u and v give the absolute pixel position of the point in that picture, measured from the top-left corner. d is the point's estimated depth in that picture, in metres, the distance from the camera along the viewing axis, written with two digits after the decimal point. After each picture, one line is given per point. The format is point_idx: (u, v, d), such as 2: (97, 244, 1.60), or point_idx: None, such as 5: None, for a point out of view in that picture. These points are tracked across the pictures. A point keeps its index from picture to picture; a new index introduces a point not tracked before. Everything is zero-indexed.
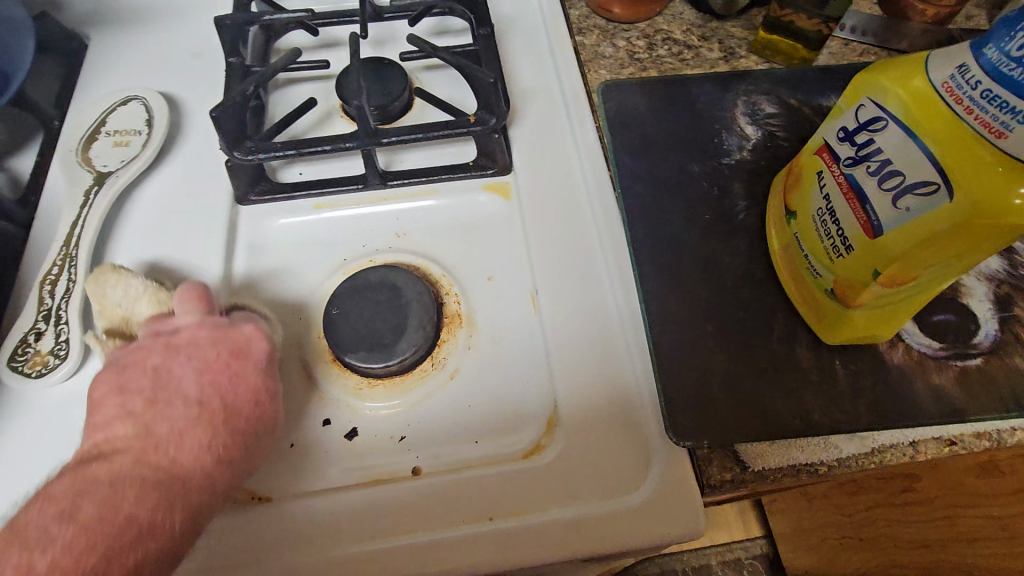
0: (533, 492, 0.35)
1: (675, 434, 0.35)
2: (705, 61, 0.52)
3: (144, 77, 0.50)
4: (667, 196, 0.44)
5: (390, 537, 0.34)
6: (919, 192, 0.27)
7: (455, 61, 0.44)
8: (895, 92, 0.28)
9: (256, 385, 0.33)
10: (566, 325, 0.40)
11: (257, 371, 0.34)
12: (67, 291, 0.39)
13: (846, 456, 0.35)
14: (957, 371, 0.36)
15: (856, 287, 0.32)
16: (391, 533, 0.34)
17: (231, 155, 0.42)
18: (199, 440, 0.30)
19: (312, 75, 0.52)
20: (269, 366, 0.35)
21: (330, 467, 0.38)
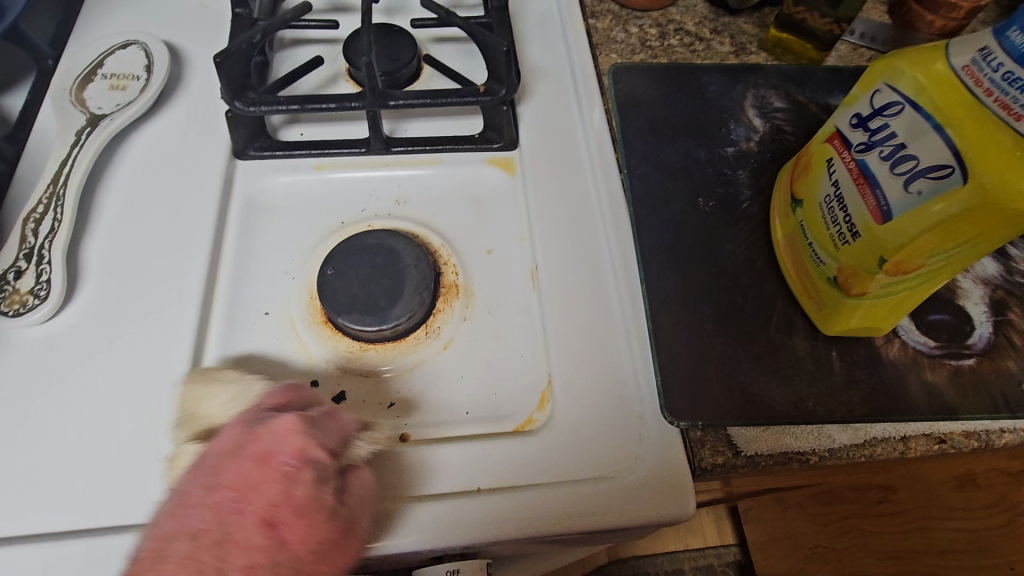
0: (522, 465, 0.35)
1: (672, 413, 0.35)
2: (715, 54, 0.52)
3: (145, 24, 0.49)
4: (672, 180, 0.44)
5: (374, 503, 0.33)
6: (933, 175, 0.27)
7: (467, 27, 0.44)
8: (914, 76, 0.28)
9: (269, 501, 0.26)
10: (565, 303, 0.39)
11: (278, 479, 0.27)
12: (52, 231, 0.38)
13: (837, 446, 0.35)
14: (951, 370, 0.36)
15: (860, 274, 0.32)
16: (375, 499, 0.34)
17: (232, 104, 0.41)
18: None
19: (319, 37, 0.51)
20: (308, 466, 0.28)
21: None
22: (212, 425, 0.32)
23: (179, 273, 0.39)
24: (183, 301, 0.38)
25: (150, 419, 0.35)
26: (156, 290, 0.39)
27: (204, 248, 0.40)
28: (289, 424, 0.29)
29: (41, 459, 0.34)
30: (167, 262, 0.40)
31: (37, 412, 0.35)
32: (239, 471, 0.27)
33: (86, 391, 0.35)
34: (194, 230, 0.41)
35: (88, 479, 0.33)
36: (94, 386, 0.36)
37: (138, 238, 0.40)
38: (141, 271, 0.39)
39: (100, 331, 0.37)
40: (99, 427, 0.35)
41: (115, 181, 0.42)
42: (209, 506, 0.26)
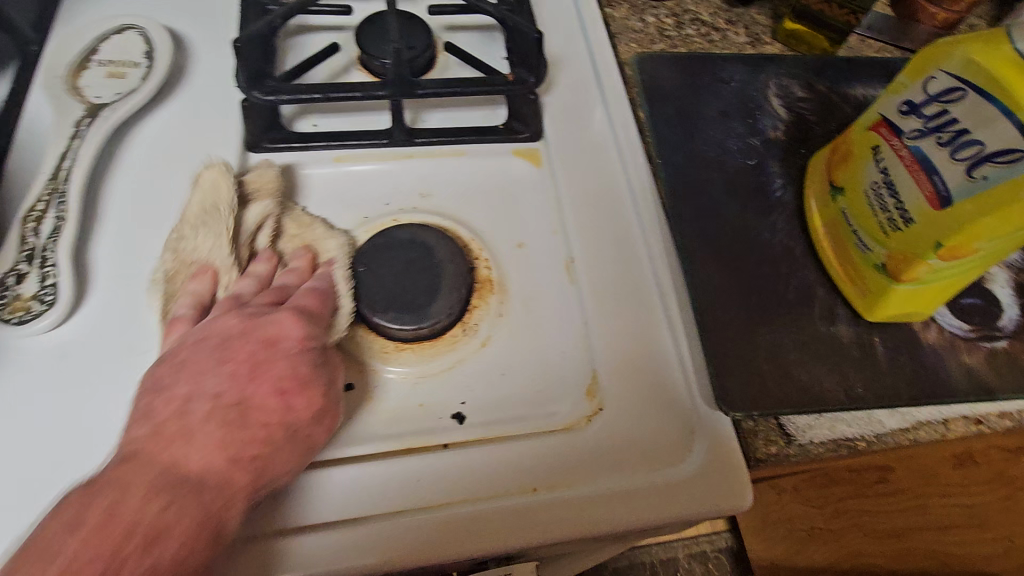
0: (573, 465, 0.34)
1: (726, 405, 0.34)
2: (732, 44, 0.52)
3: (142, 8, 0.45)
4: (705, 169, 0.43)
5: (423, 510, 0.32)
6: (1001, 160, 0.27)
7: (496, 11, 0.42)
8: (977, 61, 0.28)
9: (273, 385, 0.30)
10: (605, 296, 0.39)
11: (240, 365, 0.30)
12: (56, 231, 0.35)
13: (886, 431, 0.35)
14: (986, 352, 0.37)
15: (912, 261, 0.32)
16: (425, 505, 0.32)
17: (249, 93, 0.39)
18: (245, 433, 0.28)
19: (328, 24, 0.49)
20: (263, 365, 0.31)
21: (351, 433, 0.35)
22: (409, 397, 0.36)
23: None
24: None
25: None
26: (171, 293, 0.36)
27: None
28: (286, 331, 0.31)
29: (60, 479, 0.31)
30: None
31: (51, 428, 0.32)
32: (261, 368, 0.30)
33: (105, 403, 0.33)
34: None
35: None
36: (114, 397, 0.33)
37: (149, 237, 0.38)
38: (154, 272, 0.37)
39: (116, 339, 0.34)
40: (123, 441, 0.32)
41: (120, 176, 0.39)
42: (223, 374, 0.29)
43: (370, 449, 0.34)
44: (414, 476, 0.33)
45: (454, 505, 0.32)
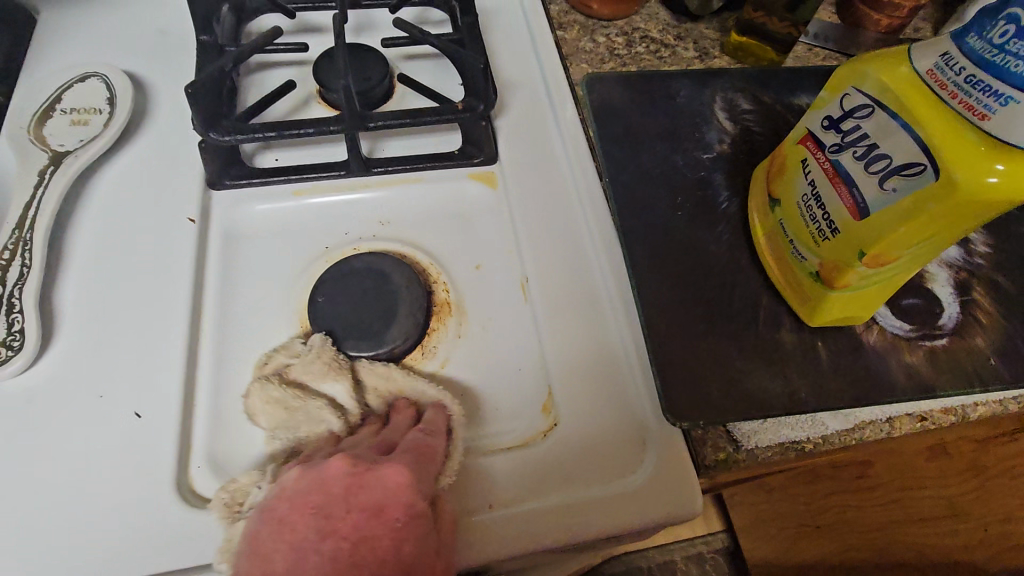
0: (528, 479, 0.35)
1: (674, 415, 0.36)
2: (681, 59, 0.54)
3: (105, 55, 0.47)
4: (653, 185, 0.45)
5: None
6: (905, 173, 0.28)
7: (441, 45, 0.44)
8: (881, 79, 0.29)
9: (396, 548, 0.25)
10: (558, 312, 0.40)
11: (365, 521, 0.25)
12: (22, 278, 0.36)
13: (830, 433, 0.36)
14: (926, 351, 0.38)
15: (841, 268, 0.33)
16: None
17: (206, 135, 0.40)
18: None
19: (288, 59, 0.51)
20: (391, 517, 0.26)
21: None
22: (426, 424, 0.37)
23: (161, 314, 0.38)
24: (168, 339, 0.37)
25: (144, 465, 0.34)
26: (135, 333, 0.37)
27: (179, 286, 0.39)
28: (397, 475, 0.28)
29: (31, 520, 0.32)
30: (146, 303, 0.38)
31: (22, 471, 0.33)
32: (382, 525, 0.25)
33: (73, 443, 0.34)
34: (171, 268, 0.40)
35: (80, 533, 0.32)
36: (82, 437, 0.34)
37: (114, 279, 0.39)
38: (119, 312, 0.38)
39: (82, 380, 0.36)
40: (92, 480, 0.33)
41: (85, 222, 0.41)
42: (323, 553, 0.23)
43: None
44: None
45: None
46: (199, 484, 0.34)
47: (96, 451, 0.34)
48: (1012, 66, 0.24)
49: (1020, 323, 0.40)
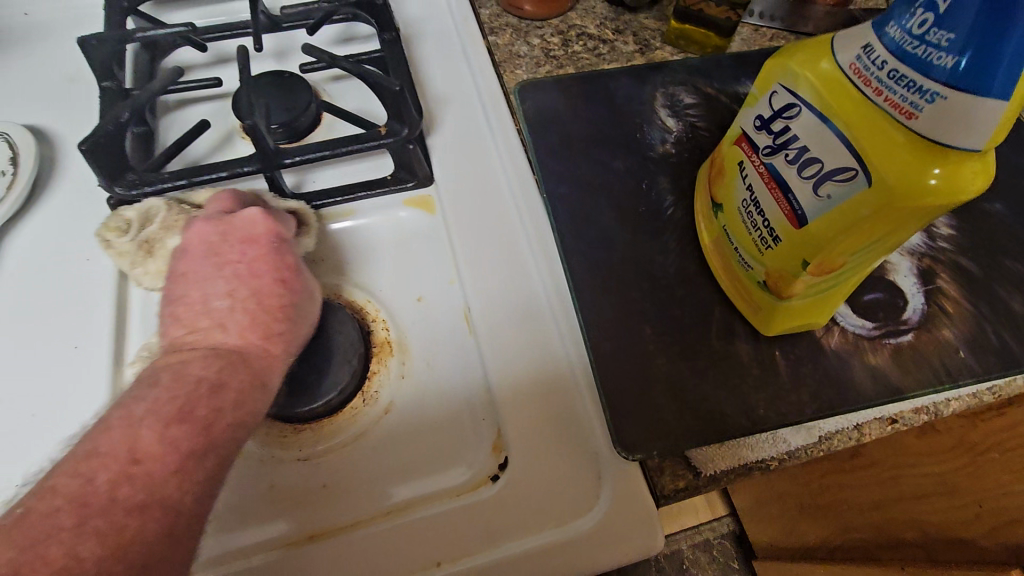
0: (476, 529, 0.33)
1: (625, 447, 0.33)
2: (621, 55, 0.51)
3: (10, 112, 0.45)
4: (593, 196, 0.42)
5: None
6: (838, 179, 0.26)
7: (357, 69, 0.42)
8: (805, 77, 0.27)
9: (276, 263, 0.32)
10: (505, 342, 0.37)
11: (239, 244, 0.32)
12: None
13: (794, 449, 0.34)
14: (891, 350, 0.36)
15: (787, 278, 0.31)
16: None
17: (111, 191, 0.37)
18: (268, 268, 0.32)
19: (206, 95, 0.48)
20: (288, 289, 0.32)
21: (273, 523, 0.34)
22: (373, 476, 0.35)
23: (80, 357, 0.37)
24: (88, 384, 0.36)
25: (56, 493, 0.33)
26: (73, 412, 0.35)
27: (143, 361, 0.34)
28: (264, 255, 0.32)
29: None
30: (81, 376, 0.36)
31: None
32: (231, 234, 0.32)
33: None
34: (103, 344, 0.37)
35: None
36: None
37: (34, 319, 0.38)
38: (41, 359, 0.37)
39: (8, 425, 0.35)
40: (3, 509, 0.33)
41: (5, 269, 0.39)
42: (211, 265, 0.31)
43: (283, 530, 0.33)
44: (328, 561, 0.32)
45: None
46: (201, 557, 0.33)
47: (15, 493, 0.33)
48: (936, 59, 0.22)
49: (990, 310, 0.38)
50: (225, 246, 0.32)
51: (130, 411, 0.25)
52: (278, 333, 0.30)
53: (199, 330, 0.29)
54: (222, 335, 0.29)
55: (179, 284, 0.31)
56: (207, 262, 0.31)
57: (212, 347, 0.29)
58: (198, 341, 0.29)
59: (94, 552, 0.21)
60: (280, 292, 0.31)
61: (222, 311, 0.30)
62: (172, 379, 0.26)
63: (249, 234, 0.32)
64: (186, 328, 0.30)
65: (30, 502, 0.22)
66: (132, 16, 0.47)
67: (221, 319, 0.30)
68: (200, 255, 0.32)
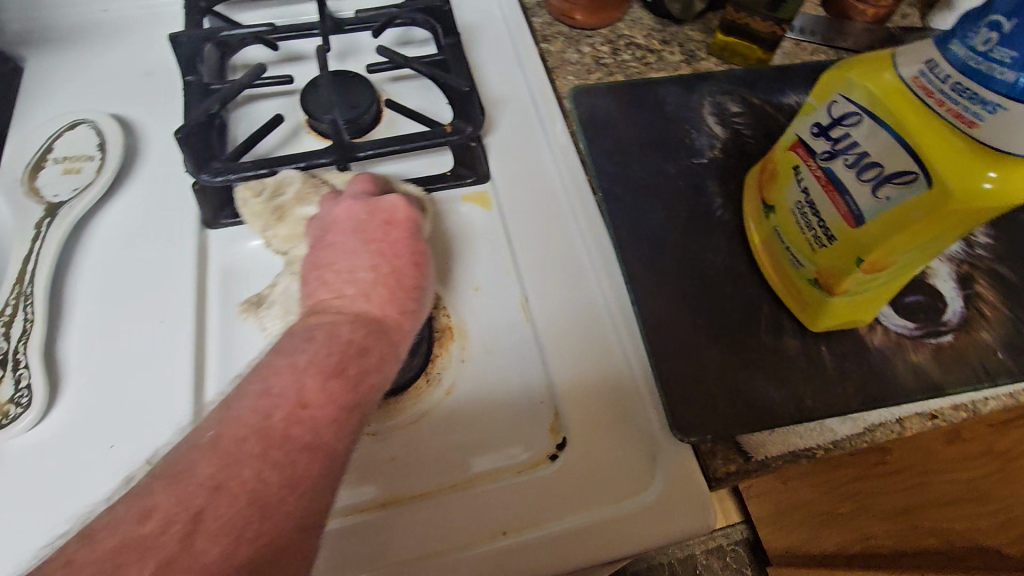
0: (539, 502, 0.35)
1: (680, 431, 0.35)
2: (668, 64, 0.53)
3: (94, 103, 0.48)
4: (646, 197, 0.44)
5: (418, 560, 0.34)
6: (898, 182, 0.28)
7: (428, 70, 0.45)
8: (867, 88, 0.29)
9: (414, 248, 0.35)
10: (563, 330, 0.39)
11: (382, 225, 0.35)
12: (25, 332, 0.37)
13: (840, 438, 0.36)
14: (932, 349, 0.38)
15: (839, 276, 0.33)
16: (417, 555, 0.34)
17: (198, 177, 0.40)
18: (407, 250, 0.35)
19: (275, 91, 0.50)
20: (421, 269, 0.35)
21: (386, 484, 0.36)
22: (437, 452, 0.37)
23: (164, 330, 0.39)
24: (172, 354, 0.38)
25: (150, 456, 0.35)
26: (150, 423, 0.36)
27: (281, 295, 0.39)
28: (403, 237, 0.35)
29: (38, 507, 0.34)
30: (160, 369, 0.38)
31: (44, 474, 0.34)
32: (377, 215, 0.35)
33: (41, 525, 0.33)
34: (185, 340, 0.39)
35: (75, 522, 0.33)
36: (55, 525, 0.33)
37: (119, 294, 0.40)
38: (128, 331, 0.39)
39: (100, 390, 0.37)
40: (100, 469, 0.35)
41: (89, 253, 0.41)
42: (356, 241, 0.34)
43: (372, 493, 0.35)
44: (401, 528, 0.34)
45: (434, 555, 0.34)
46: (338, 504, 0.35)
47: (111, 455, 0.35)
48: (999, 74, 0.24)
49: None
50: (372, 226, 0.35)
51: (294, 362, 0.28)
52: (411, 310, 0.33)
53: (347, 296, 0.32)
54: (365, 303, 0.32)
55: (326, 253, 0.34)
56: (355, 238, 0.34)
57: (356, 313, 0.31)
58: (344, 305, 0.32)
59: (275, 478, 0.24)
60: (417, 274, 0.34)
61: (366, 283, 0.33)
62: (327, 337, 0.29)
63: (393, 217, 0.36)
64: (332, 294, 0.32)
65: (219, 428, 0.25)
66: (207, 17, 0.50)
67: (364, 290, 0.32)
68: (348, 231, 0.35)
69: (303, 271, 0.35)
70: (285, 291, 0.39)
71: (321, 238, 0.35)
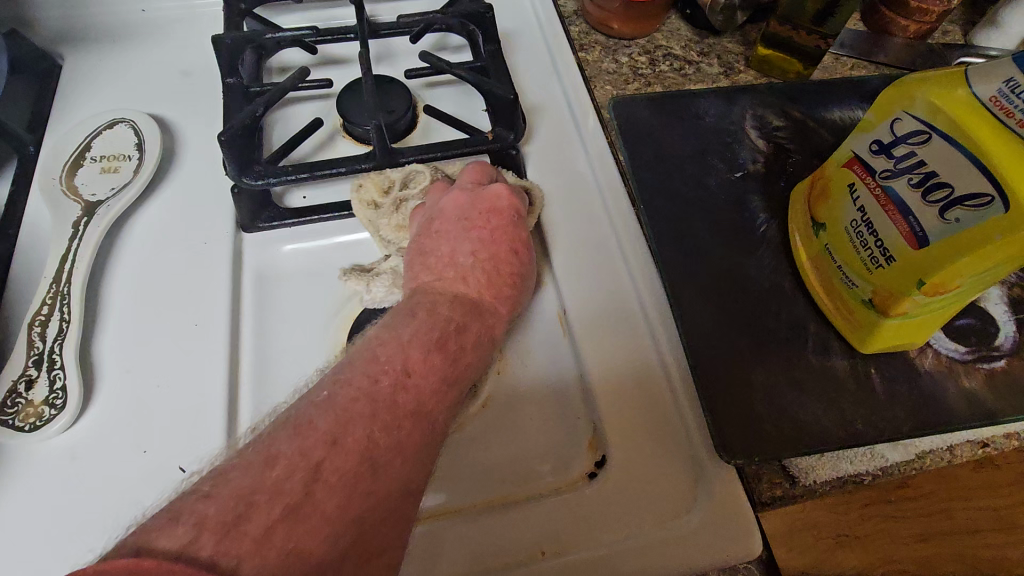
0: (580, 521, 0.34)
1: (727, 452, 0.34)
2: (706, 76, 0.53)
3: (132, 102, 0.48)
4: (688, 210, 0.44)
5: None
6: (969, 204, 0.27)
7: (471, 77, 0.44)
8: (938, 105, 0.28)
9: (513, 236, 0.38)
10: (603, 345, 0.39)
11: (484, 215, 0.38)
12: (61, 333, 0.36)
13: (890, 464, 0.35)
14: (985, 374, 0.37)
15: (896, 298, 0.32)
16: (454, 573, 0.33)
17: (240, 180, 0.40)
18: (506, 239, 0.38)
19: (313, 94, 0.50)
20: (520, 254, 0.38)
21: (466, 486, 0.36)
22: (472, 465, 0.36)
23: (199, 332, 0.38)
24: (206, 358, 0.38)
25: (182, 463, 0.34)
26: (190, 448, 0.35)
27: (394, 267, 0.41)
28: (503, 225, 0.38)
29: (68, 512, 0.33)
30: (197, 379, 0.37)
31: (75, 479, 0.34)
32: (479, 203, 0.39)
33: (70, 550, 0.32)
34: (221, 348, 0.38)
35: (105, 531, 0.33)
36: (85, 561, 0.32)
37: (154, 294, 0.40)
38: (163, 333, 0.38)
39: (132, 394, 0.36)
40: (130, 476, 0.34)
41: (125, 253, 0.41)
42: (459, 228, 0.38)
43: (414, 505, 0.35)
44: (438, 545, 0.33)
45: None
46: (424, 506, 0.35)
47: (143, 460, 0.34)
48: None
49: None
50: (474, 215, 0.38)
51: (399, 335, 0.31)
52: (507, 296, 0.36)
53: (448, 278, 0.36)
54: (463, 286, 0.35)
55: (430, 239, 0.38)
56: (460, 224, 0.38)
57: (456, 294, 0.35)
58: (445, 285, 0.35)
59: (382, 439, 0.27)
60: (512, 261, 0.37)
61: (467, 266, 0.36)
62: (429, 314, 0.33)
63: (496, 205, 0.39)
64: (434, 276, 0.36)
65: (334, 387, 0.28)
66: (246, 19, 0.50)
67: (464, 273, 0.36)
68: (452, 221, 0.38)
69: (407, 255, 0.38)
70: (398, 264, 0.41)
71: (427, 224, 0.39)
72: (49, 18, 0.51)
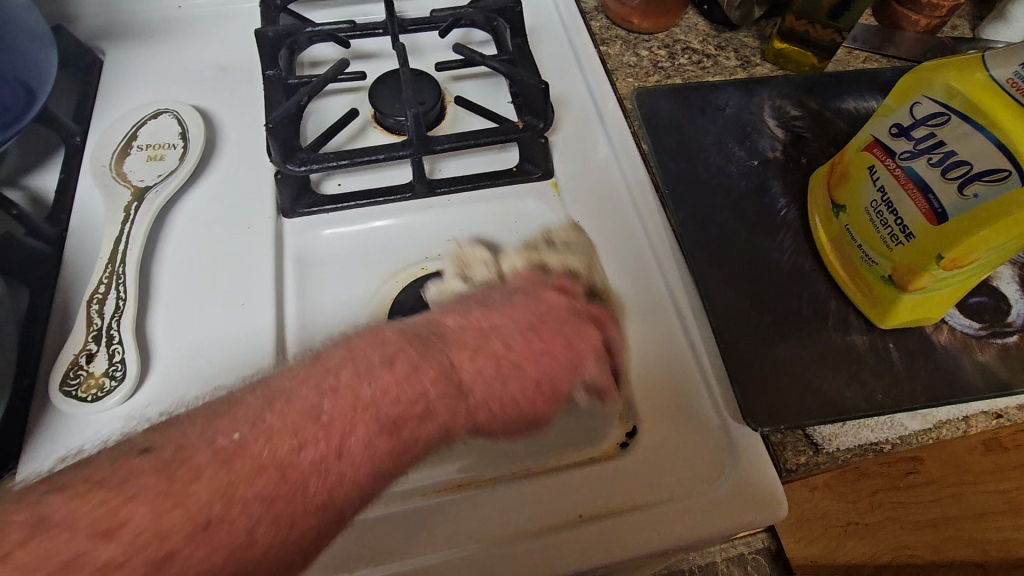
0: (614, 485, 0.35)
1: (754, 421, 0.36)
2: (724, 69, 0.55)
3: (173, 93, 0.50)
4: (711, 197, 0.45)
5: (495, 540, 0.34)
6: (988, 179, 0.29)
7: (502, 68, 0.46)
8: (956, 88, 0.30)
9: (556, 369, 0.34)
10: (630, 323, 0.40)
11: (563, 312, 0.36)
12: (118, 310, 0.38)
13: (909, 433, 0.37)
14: (999, 349, 0.39)
15: (916, 272, 0.34)
16: (493, 535, 0.34)
17: (283, 167, 0.42)
18: (553, 359, 0.34)
19: (346, 86, 0.52)
20: (548, 397, 0.34)
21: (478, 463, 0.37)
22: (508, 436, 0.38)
23: (244, 310, 0.40)
24: (253, 335, 0.39)
25: None
26: None
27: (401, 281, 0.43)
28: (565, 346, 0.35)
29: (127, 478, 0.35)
30: (246, 354, 0.39)
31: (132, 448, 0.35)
32: (569, 315, 0.36)
33: None
34: (266, 325, 0.40)
35: None
36: None
37: (201, 275, 0.41)
38: (210, 310, 0.40)
39: (184, 367, 0.38)
40: None
41: (172, 237, 0.43)
42: (528, 319, 0.35)
43: (451, 472, 0.36)
44: (479, 512, 0.35)
45: (515, 537, 0.34)
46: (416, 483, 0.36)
47: None
48: None
49: None
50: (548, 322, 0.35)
51: (367, 393, 0.30)
52: (469, 417, 0.32)
53: (470, 359, 0.33)
54: (455, 373, 0.32)
55: (494, 304, 0.35)
56: (534, 325, 0.35)
57: (450, 371, 0.32)
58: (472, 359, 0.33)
59: (266, 527, 0.26)
60: (524, 397, 0.33)
61: (491, 360, 0.33)
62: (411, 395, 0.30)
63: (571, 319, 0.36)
64: (456, 331, 0.34)
65: (245, 431, 0.28)
66: (282, 15, 0.52)
67: (475, 368, 0.32)
68: (532, 306, 0.35)
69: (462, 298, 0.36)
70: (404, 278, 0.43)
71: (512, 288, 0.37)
72: (91, 14, 0.53)
